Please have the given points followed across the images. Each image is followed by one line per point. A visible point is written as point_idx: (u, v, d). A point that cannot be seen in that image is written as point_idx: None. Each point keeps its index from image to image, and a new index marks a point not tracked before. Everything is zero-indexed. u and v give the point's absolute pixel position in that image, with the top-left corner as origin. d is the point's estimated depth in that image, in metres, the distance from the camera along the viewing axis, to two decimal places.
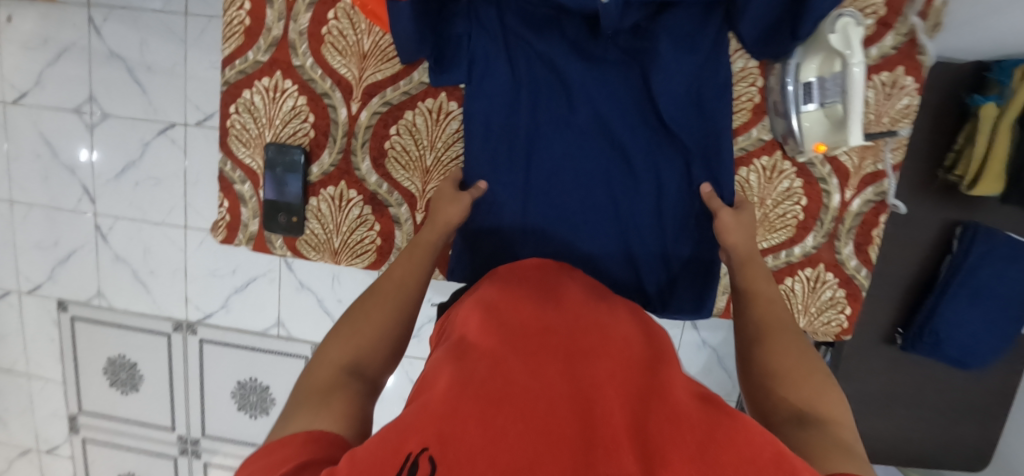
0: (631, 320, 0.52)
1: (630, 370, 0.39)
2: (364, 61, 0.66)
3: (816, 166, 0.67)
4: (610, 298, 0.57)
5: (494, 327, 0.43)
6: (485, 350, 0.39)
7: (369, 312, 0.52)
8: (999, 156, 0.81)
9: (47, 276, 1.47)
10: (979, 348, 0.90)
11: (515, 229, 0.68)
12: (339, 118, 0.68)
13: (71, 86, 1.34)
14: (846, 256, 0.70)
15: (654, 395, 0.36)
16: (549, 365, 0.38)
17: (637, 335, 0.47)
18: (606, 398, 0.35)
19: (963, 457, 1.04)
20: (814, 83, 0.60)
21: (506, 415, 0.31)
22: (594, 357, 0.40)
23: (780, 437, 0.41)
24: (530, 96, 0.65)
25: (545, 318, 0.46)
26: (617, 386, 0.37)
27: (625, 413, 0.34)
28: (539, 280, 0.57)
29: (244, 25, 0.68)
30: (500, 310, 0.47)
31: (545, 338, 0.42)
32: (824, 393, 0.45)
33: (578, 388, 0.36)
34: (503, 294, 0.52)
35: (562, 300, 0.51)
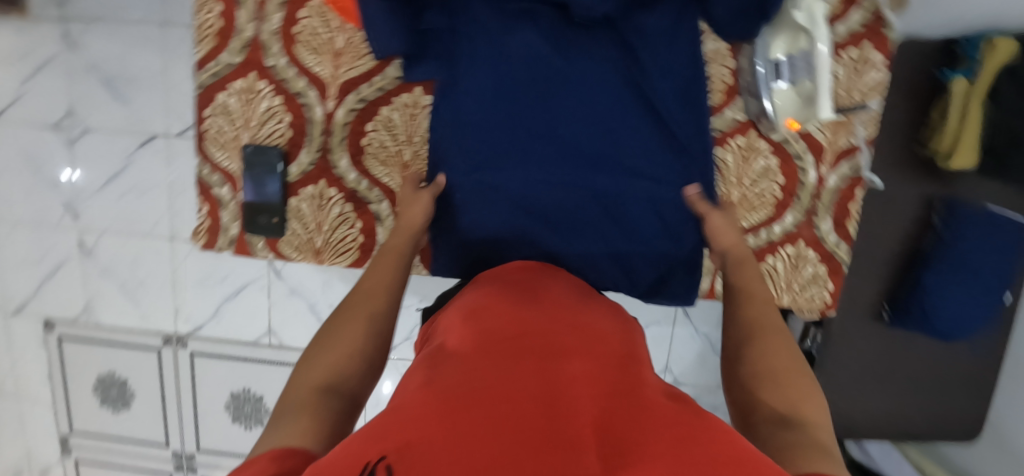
0: (614, 323, 0.51)
1: (606, 368, 0.39)
2: (337, 58, 0.66)
3: (791, 143, 0.68)
4: (594, 301, 0.57)
5: (472, 335, 0.43)
6: (461, 358, 0.39)
7: (344, 324, 0.49)
8: (971, 128, 0.82)
9: (33, 295, 1.45)
10: (965, 320, 0.91)
11: (496, 226, 0.66)
12: (316, 116, 0.68)
13: (50, 102, 1.33)
14: (825, 232, 0.71)
15: (630, 393, 0.36)
16: (524, 366, 0.37)
17: (615, 337, 0.47)
18: (580, 394, 0.34)
19: (954, 428, 1.05)
20: (784, 61, 0.61)
21: (477, 411, 0.31)
22: (570, 357, 0.40)
23: (758, 437, 0.40)
24: (507, 86, 0.63)
25: (523, 320, 0.45)
26: (592, 384, 0.37)
27: (599, 408, 0.33)
28: (521, 283, 0.56)
29: (216, 27, 0.67)
30: (479, 315, 0.47)
31: (522, 340, 0.42)
32: (807, 395, 0.43)
33: (552, 385, 0.35)
34: (484, 299, 0.52)
35: (541, 302, 0.51)
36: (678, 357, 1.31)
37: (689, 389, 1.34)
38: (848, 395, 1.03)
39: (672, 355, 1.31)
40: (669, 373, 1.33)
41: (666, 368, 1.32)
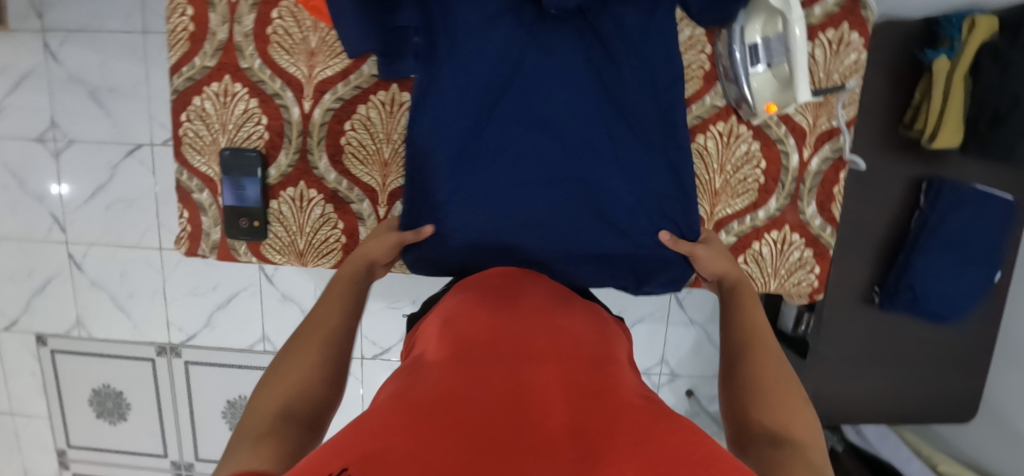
0: (591, 325, 0.52)
1: (578, 371, 0.40)
2: (312, 58, 0.66)
3: (771, 127, 0.68)
4: (574, 302, 0.58)
5: (447, 343, 0.44)
6: (434, 368, 0.40)
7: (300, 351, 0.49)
8: (953, 107, 0.82)
9: (24, 311, 1.44)
10: (955, 300, 0.91)
11: (479, 234, 0.66)
12: (293, 117, 0.68)
13: (33, 115, 1.32)
14: (810, 216, 0.71)
15: (598, 395, 0.37)
16: (494, 373, 0.38)
17: (590, 338, 0.47)
18: (548, 400, 0.35)
19: (949, 409, 1.05)
20: (760, 44, 0.62)
21: (442, 421, 0.31)
22: (541, 362, 0.40)
23: (753, 455, 0.40)
24: (483, 85, 0.63)
25: (499, 324, 0.46)
26: (562, 387, 0.37)
27: (567, 411, 0.34)
28: (502, 287, 0.57)
29: (188, 31, 0.66)
30: (456, 322, 0.47)
31: (495, 346, 0.42)
32: (798, 412, 0.44)
33: (520, 392, 0.36)
34: (463, 304, 0.52)
35: (518, 305, 0.51)
36: (673, 348, 1.31)
37: (686, 380, 1.33)
38: (842, 378, 1.02)
39: (668, 347, 1.31)
40: (666, 365, 1.32)
41: (662, 360, 1.32)
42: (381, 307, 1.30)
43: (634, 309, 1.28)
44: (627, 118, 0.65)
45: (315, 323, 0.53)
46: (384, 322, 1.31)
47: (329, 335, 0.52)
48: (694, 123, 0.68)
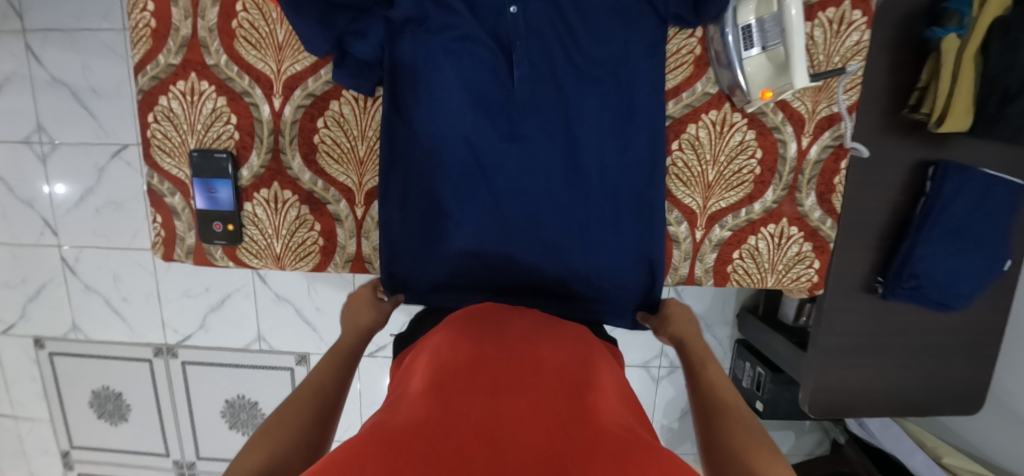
0: (576, 342, 0.50)
1: (559, 396, 0.38)
2: (281, 52, 0.63)
3: (767, 115, 0.64)
4: (561, 324, 0.55)
5: (424, 368, 0.42)
6: (409, 397, 0.38)
7: (289, 407, 0.48)
8: (963, 88, 0.78)
9: (20, 316, 1.43)
10: (960, 288, 0.88)
11: (470, 258, 0.66)
12: (263, 116, 0.65)
13: (18, 117, 1.29)
14: (809, 208, 0.67)
15: (579, 422, 0.34)
16: (470, 402, 0.36)
17: (575, 358, 0.45)
18: (522, 430, 0.33)
19: (955, 399, 1.02)
20: (754, 25, 0.57)
21: (409, 455, 0.29)
22: (520, 387, 0.38)
23: None
24: (466, 98, 0.62)
25: (480, 344, 0.44)
26: (539, 415, 0.35)
27: (543, 442, 0.32)
28: (485, 311, 0.53)
29: (151, 27, 0.63)
30: (436, 345, 0.45)
31: (473, 369, 0.40)
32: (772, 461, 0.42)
33: (494, 421, 0.34)
34: (444, 329, 0.49)
35: (502, 327, 0.49)
36: None
37: None
38: (844, 370, 0.99)
39: None
40: (665, 358, 1.30)
41: (661, 353, 1.29)
42: None
43: None
44: (614, 108, 0.63)
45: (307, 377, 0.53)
46: None
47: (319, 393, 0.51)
48: (684, 113, 0.65)
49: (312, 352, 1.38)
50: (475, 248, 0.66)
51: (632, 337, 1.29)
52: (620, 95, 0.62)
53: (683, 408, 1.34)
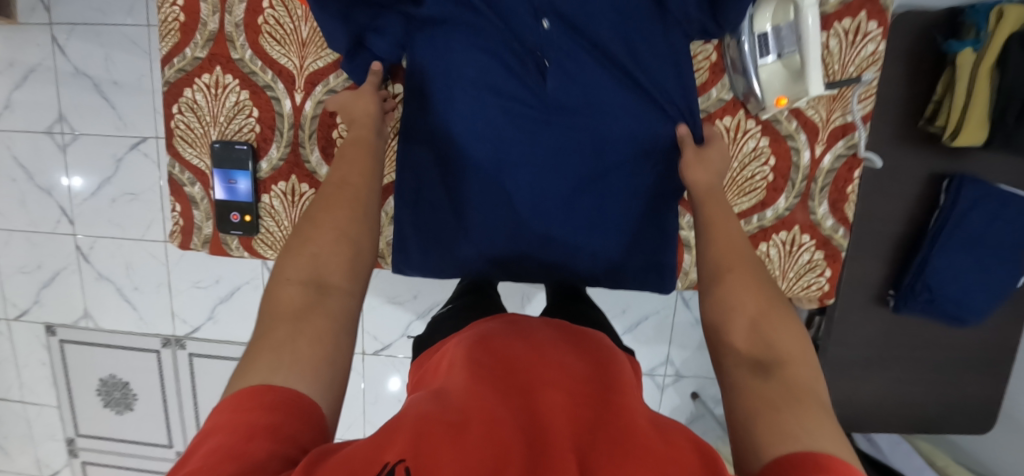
0: (603, 342, 0.49)
1: (590, 399, 0.37)
2: (304, 48, 0.64)
3: (782, 122, 0.65)
4: (588, 331, 0.51)
5: (459, 364, 0.41)
6: (447, 389, 0.38)
7: (319, 225, 0.51)
8: (979, 101, 0.78)
9: (33, 302, 1.46)
10: (975, 303, 0.87)
11: (476, 254, 0.66)
12: (284, 110, 0.66)
13: (42, 108, 1.32)
14: (821, 216, 0.67)
15: (611, 422, 0.34)
16: (506, 402, 0.36)
17: (604, 358, 0.44)
18: (557, 427, 0.33)
19: (967, 417, 1.01)
20: (770, 33, 0.58)
21: (450, 445, 0.30)
22: (552, 385, 0.38)
23: (735, 381, 0.41)
24: (480, 97, 0.63)
25: (509, 347, 0.43)
26: (571, 418, 0.35)
27: (577, 444, 0.32)
28: (512, 317, 0.52)
29: (179, 21, 0.65)
30: (469, 343, 0.44)
31: (508, 371, 0.40)
32: (783, 331, 0.43)
33: (530, 423, 0.34)
34: (473, 330, 0.48)
35: (530, 330, 0.48)
36: (678, 348, 1.28)
37: (692, 381, 1.30)
38: (852, 383, 0.99)
39: (673, 347, 1.28)
40: (670, 366, 1.29)
41: (667, 360, 1.29)
42: (382, 303, 1.29)
43: (639, 307, 1.25)
44: (630, 111, 0.63)
45: (330, 193, 0.54)
46: (384, 317, 1.30)
47: (354, 203, 0.53)
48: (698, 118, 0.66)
49: None
50: (488, 244, 0.66)
51: (638, 343, 1.28)
52: (637, 101, 0.63)
53: (687, 417, 1.33)
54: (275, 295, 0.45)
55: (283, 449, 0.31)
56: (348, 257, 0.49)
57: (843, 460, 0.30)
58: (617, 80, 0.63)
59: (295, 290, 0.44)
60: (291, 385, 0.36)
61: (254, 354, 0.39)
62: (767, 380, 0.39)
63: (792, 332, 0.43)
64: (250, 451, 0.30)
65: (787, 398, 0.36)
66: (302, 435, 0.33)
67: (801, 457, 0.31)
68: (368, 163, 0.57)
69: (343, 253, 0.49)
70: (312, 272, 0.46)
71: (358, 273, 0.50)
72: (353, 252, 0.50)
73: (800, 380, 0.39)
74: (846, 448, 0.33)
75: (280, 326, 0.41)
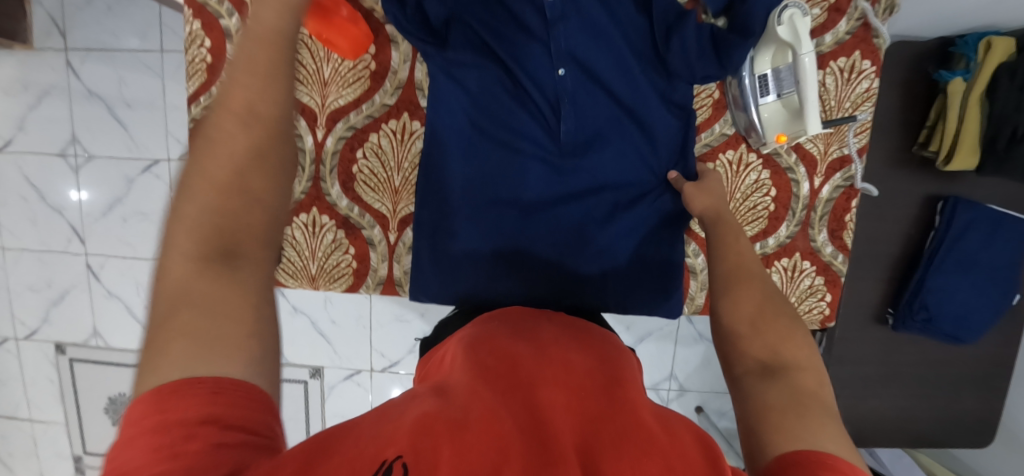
0: (601, 341, 0.50)
1: (593, 392, 0.38)
2: (326, 88, 0.70)
3: (782, 156, 0.68)
4: (592, 333, 0.52)
5: (460, 358, 0.41)
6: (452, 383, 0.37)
7: (208, 176, 0.38)
8: (970, 128, 0.82)
9: (43, 320, 1.47)
10: (971, 321, 0.90)
11: (490, 283, 0.68)
12: (306, 145, 0.71)
13: (55, 130, 1.35)
14: (822, 243, 0.70)
15: (614, 417, 0.35)
16: (509, 397, 0.36)
17: (601, 356, 0.44)
18: (561, 424, 0.34)
19: (967, 430, 1.03)
20: (769, 75, 0.62)
21: (454, 440, 0.29)
22: (555, 380, 0.39)
23: (744, 388, 0.43)
24: (491, 124, 0.66)
25: (510, 345, 0.43)
26: (574, 415, 0.35)
27: (581, 441, 0.33)
28: (516, 316, 0.53)
29: (206, 62, 0.69)
30: (475, 339, 0.45)
31: (511, 363, 0.40)
32: (789, 339, 0.46)
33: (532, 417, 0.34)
34: (476, 326, 0.49)
35: (532, 331, 0.48)
36: (682, 363, 1.30)
37: (695, 395, 1.33)
38: (853, 398, 1.02)
39: (677, 362, 1.30)
40: (674, 381, 1.31)
41: (671, 375, 1.31)
42: (391, 320, 1.31)
43: (643, 324, 1.28)
44: (630, 142, 0.67)
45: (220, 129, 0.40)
46: (393, 335, 1.32)
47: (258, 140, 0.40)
48: (703, 151, 0.70)
49: (326, 365, 1.37)
50: (501, 271, 0.68)
51: (642, 358, 1.31)
52: (642, 138, 0.67)
53: None
54: (166, 279, 0.34)
55: (233, 438, 0.28)
56: (264, 221, 0.39)
57: (849, 461, 0.32)
58: (625, 111, 0.66)
59: (190, 267, 0.34)
60: (217, 377, 0.30)
61: (157, 340, 0.31)
62: (774, 381, 0.41)
63: (797, 339, 0.46)
64: (194, 447, 0.26)
65: (794, 406, 0.38)
66: (254, 421, 0.29)
67: (802, 454, 0.33)
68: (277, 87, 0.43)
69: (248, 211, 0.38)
70: (214, 239, 0.36)
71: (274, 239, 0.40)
72: (268, 212, 0.40)
73: (806, 384, 0.41)
74: (851, 450, 0.34)
75: (185, 310, 0.32)
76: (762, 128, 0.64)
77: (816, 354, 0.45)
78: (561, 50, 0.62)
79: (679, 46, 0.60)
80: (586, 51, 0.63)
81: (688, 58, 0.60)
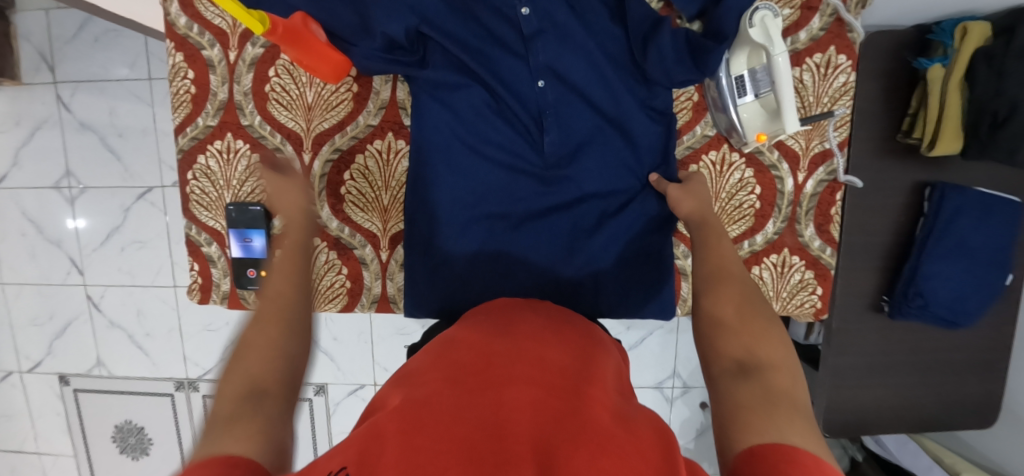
0: (584, 346, 0.50)
1: (560, 389, 0.38)
2: (310, 111, 0.71)
3: (764, 154, 0.69)
4: (583, 341, 0.53)
5: (435, 365, 0.43)
6: (423, 383, 0.39)
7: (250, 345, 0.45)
8: (952, 114, 0.82)
9: (46, 353, 1.48)
10: (965, 305, 0.91)
11: (482, 295, 0.69)
12: (294, 170, 0.72)
13: (48, 162, 1.36)
14: (809, 238, 0.71)
15: (577, 413, 0.35)
16: (473, 394, 0.37)
17: (577, 360, 0.45)
18: (522, 417, 0.34)
19: (970, 413, 1.03)
20: (746, 76, 0.62)
21: (407, 445, 0.31)
22: (523, 377, 0.39)
23: (721, 387, 0.43)
24: (475, 138, 0.67)
25: (489, 346, 0.44)
26: (540, 407, 0.36)
27: (541, 431, 0.33)
28: (502, 310, 0.57)
29: (190, 93, 0.70)
30: (454, 346, 0.46)
31: (482, 364, 0.41)
32: (765, 336, 0.46)
33: (496, 411, 0.34)
34: (461, 331, 0.51)
35: (517, 332, 0.49)
36: (684, 360, 1.30)
37: (699, 392, 1.33)
38: (855, 387, 1.02)
39: (679, 360, 1.31)
40: (678, 379, 1.32)
41: (674, 373, 1.31)
42: (391, 335, 1.32)
43: (643, 323, 1.29)
44: (613, 150, 0.68)
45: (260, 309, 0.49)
46: (394, 349, 1.32)
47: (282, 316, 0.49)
48: (685, 154, 0.70)
49: (329, 382, 1.37)
50: (492, 284, 0.69)
51: (644, 358, 1.31)
52: (625, 147, 0.68)
53: (698, 428, 1.35)
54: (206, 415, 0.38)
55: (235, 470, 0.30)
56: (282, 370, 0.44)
57: (813, 454, 0.32)
58: (608, 120, 0.67)
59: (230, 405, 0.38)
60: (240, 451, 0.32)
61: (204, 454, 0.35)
62: (748, 379, 0.42)
63: (771, 334, 0.47)
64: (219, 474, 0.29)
65: (764, 401, 0.39)
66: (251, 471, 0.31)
67: (771, 447, 0.32)
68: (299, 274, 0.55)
69: (276, 360, 0.44)
70: (248, 386, 0.41)
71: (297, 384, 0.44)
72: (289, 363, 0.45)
73: (781, 383, 0.42)
74: (820, 445, 0.34)
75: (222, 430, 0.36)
76: (744, 130, 0.65)
77: (793, 353, 0.46)
78: (539, 63, 0.63)
79: (655, 54, 0.61)
80: (565, 64, 0.64)
81: (665, 65, 0.61)
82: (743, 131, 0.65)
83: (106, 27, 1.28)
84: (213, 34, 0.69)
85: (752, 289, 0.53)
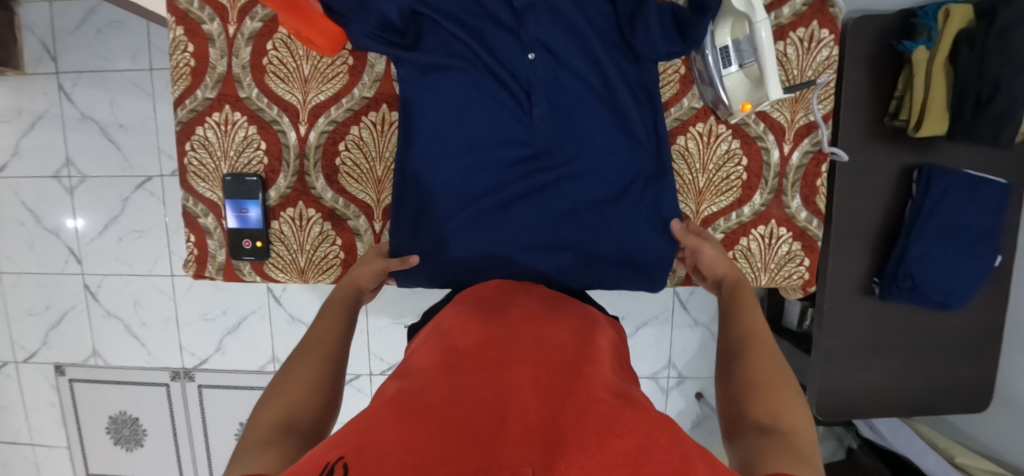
0: (575, 324, 0.53)
1: (557, 370, 0.41)
2: (306, 84, 0.72)
3: (750, 125, 0.71)
4: (572, 317, 0.55)
5: (432, 352, 0.44)
6: (418, 371, 0.41)
7: (292, 379, 0.50)
8: (937, 95, 0.84)
9: (42, 343, 1.48)
10: (956, 286, 0.92)
11: (474, 264, 0.71)
12: (290, 141, 0.73)
13: (48, 152, 1.37)
14: (796, 209, 0.73)
15: (574, 393, 0.37)
16: (470, 381, 0.38)
17: (573, 338, 0.48)
18: (527, 394, 0.36)
19: (962, 396, 1.04)
20: (730, 46, 0.65)
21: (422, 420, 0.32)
22: (520, 364, 0.41)
23: (743, 442, 0.43)
24: (469, 112, 0.68)
25: (486, 332, 0.47)
26: (542, 386, 0.38)
27: (546, 406, 0.35)
28: (493, 296, 0.59)
29: (190, 66, 0.72)
30: (449, 330, 0.48)
31: (478, 354, 0.43)
32: (793, 406, 0.47)
33: (501, 390, 0.37)
34: (456, 314, 0.53)
35: (510, 316, 0.51)
36: (679, 350, 1.31)
37: (695, 382, 1.33)
38: (846, 371, 1.02)
39: (674, 350, 1.31)
40: (673, 369, 1.32)
41: (669, 363, 1.32)
42: (387, 324, 1.32)
43: (639, 313, 1.29)
44: (603, 123, 0.68)
45: (304, 350, 0.55)
46: (390, 338, 1.33)
47: (325, 358, 0.54)
48: (673, 126, 0.72)
49: None
50: (485, 255, 0.70)
51: (640, 347, 1.32)
52: (614, 121, 0.68)
53: (694, 419, 1.35)
54: (240, 444, 0.41)
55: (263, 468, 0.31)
56: (315, 407, 0.47)
57: None
58: (597, 92, 0.68)
59: (263, 434, 0.42)
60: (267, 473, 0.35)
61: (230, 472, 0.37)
62: (772, 435, 0.42)
63: (798, 407, 0.47)
64: None
65: (787, 452, 0.39)
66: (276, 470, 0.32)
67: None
68: (342, 321, 0.61)
69: (313, 396, 0.48)
70: (283, 419, 0.44)
71: (324, 420, 0.47)
72: (320, 400, 0.49)
73: (803, 445, 0.42)
74: None
75: (248, 453, 0.39)
76: (731, 101, 0.67)
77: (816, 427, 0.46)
78: (531, 38, 0.66)
79: (642, 28, 0.63)
80: (555, 39, 0.66)
81: (651, 38, 0.63)
82: (728, 103, 0.67)
83: (108, 19, 1.30)
84: (213, 9, 0.71)
85: (778, 356, 0.53)
